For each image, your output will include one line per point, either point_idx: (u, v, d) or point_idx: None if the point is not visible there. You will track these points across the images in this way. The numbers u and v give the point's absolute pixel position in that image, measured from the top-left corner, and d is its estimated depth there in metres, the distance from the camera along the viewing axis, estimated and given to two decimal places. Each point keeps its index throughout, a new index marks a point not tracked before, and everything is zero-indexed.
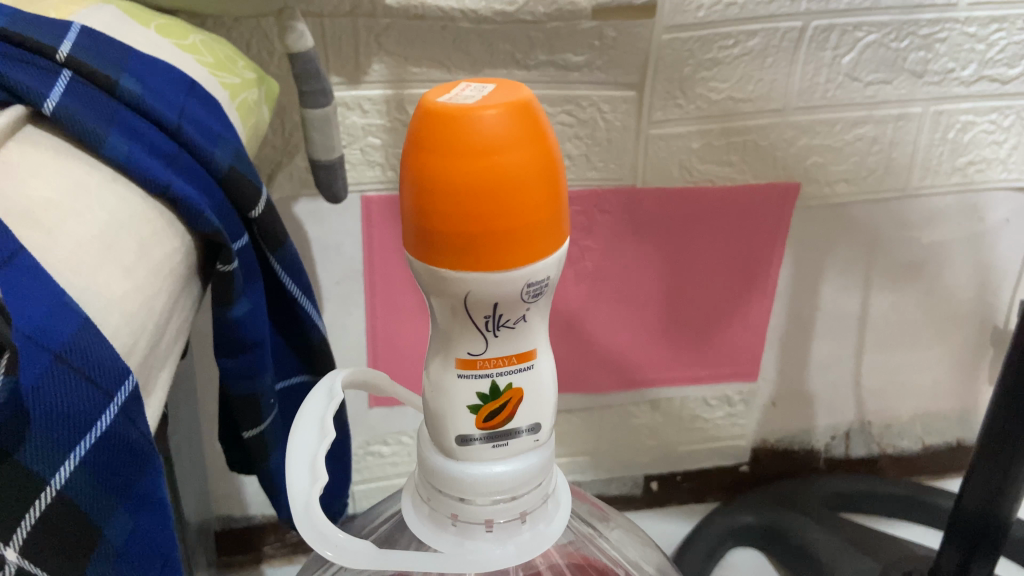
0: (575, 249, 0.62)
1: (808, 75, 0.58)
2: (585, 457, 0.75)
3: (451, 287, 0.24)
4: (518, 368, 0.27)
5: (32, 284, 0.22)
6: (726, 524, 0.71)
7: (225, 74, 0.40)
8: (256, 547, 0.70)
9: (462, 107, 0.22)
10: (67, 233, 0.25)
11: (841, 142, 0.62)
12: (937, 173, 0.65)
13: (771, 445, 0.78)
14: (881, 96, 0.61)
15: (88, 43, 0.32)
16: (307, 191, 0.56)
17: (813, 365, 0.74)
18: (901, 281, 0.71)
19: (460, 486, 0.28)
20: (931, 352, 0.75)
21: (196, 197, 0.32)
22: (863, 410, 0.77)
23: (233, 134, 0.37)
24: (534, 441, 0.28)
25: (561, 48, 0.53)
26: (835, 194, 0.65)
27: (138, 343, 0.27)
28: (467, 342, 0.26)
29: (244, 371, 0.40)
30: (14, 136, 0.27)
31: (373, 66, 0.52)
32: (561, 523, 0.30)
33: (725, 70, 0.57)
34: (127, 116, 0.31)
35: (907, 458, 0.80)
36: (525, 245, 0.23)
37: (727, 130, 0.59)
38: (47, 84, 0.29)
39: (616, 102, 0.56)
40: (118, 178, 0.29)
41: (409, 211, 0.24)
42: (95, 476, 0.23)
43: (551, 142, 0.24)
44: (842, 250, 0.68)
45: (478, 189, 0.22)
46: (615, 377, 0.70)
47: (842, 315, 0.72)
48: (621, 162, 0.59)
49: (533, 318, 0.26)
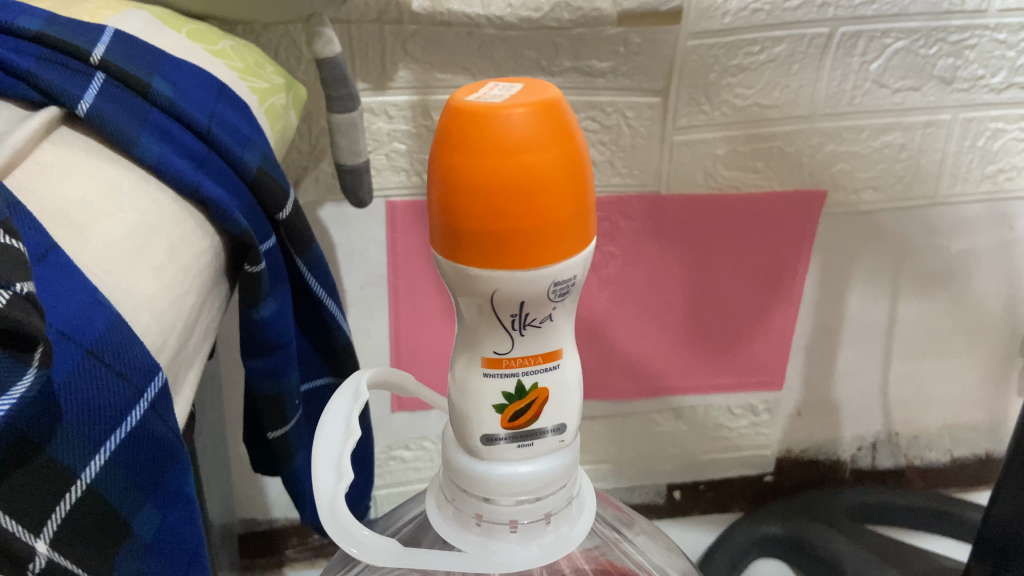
0: (599, 255, 0.62)
1: (835, 81, 0.58)
2: (608, 465, 0.74)
3: (477, 285, 0.24)
4: (543, 368, 0.27)
5: (66, 280, 0.22)
6: (749, 535, 0.71)
7: (254, 78, 0.41)
8: (279, 550, 0.70)
9: (489, 106, 0.22)
10: (99, 233, 0.25)
11: (869, 149, 0.62)
12: (966, 181, 0.65)
13: (796, 456, 0.77)
14: (910, 103, 0.60)
15: (122, 46, 0.32)
16: (332, 196, 0.57)
17: (839, 374, 0.73)
18: (929, 289, 0.70)
19: (485, 486, 0.28)
20: (959, 362, 0.74)
21: (225, 199, 0.32)
22: (891, 420, 0.76)
23: (261, 137, 0.38)
24: (559, 442, 0.28)
25: (586, 54, 0.53)
26: (862, 202, 0.64)
27: (167, 341, 0.27)
28: (492, 341, 0.26)
29: (270, 372, 0.40)
30: (48, 136, 0.27)
31: (399, 73, 0.52)
32: (585, 526, 0.30)
33: (750, 76, 0.56)
34: (159, 118, 0.31)
35: (935, 470, 0.79)
36: (550, 244, 0.23)
37: (753, 136, 0.59)
38: (81, 86, 0.29)
39: (641, 108, 0.56)
40: (149, 178, 0.29)
41: (435, 209, 0.24)
42: (125, 471, 0.23)
43: (578, 142, 0.24)
44: (869, 258, 0.67)
45: (504, 188, 0.22)
46: (638, 384, 0.69)
47: (869, 324, 0.71)
48: (645, 168, 0.59)
49: (559, 318, 0.26)
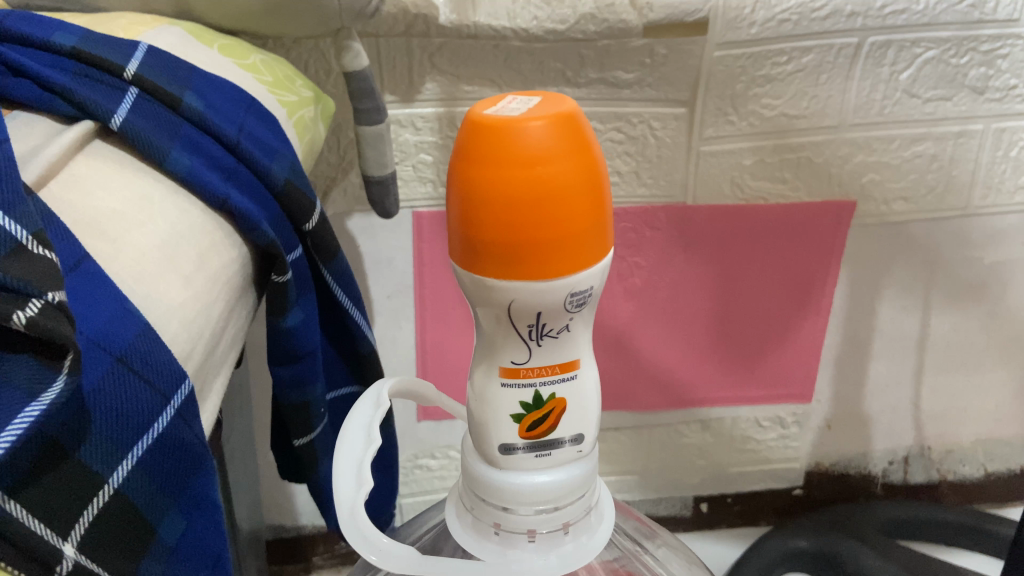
0: (624, 265, 0.62)
1: (865, 91, 0.57)
2: (634, 477, 0.74)
3: (495, 295, 0.25)
4: (561, 378, 0.27)
5: (97, 290, 0.23)
6: (778, 548, 0.70)
7: (284, 92, 0.42)
8: (306, 557, 0.71)
9: (508, 119, 0.23)
10: (130, 243, 0.26)
11: (899, 159, 0.61)
12: (1000, 191, 0.64)
13: (826, 469, 0.76)
14: (941, 112, 0.59)
15: (154, 62, 0.33)
16: (360, 207, 0.57)
17: (869, 386, 0.72)
18: (961, 301, 0.69)
19: (504, 494, 0.28)
20: (993, 376, 0.73)
21: (253, 210, 0.33)
22: (923, 434, 0.75)
23: (290, 149, 0.38)
24: (578, 452, 0.28)
25: (612, 65, 0.53)
26: (893, 213, 0.64)
27: (195, 349, 0.28)
28: (510, 351, 0.26)
29: (296, 379, 0.41)
30: (83, 150, 0.28)
31: (426, 85, 0.53)
32: (604, 536, 0.30)
33: (778, 86, 0.56)
34: (190, 131, 0.32)
35: (970, 485, 0.77)
36: (568, 254, 0.24)
37: (781, 146, 0.59)
38: (115, 101, 0.30)
39: (667, 119, 0.56)
40: (180, 190, 0.30)
41: (454, 221, 0.24)
42: (152, 476, 0.24)
43: (596, 154, 0.24)
44: (900, 269, 0.67)
45: (521, 199, 0.23)
46: (664, 396, 0.69)
47: (900, 337, 0.70)
48: (671, 179, 0.59)
49: (577, 328, 0.27)
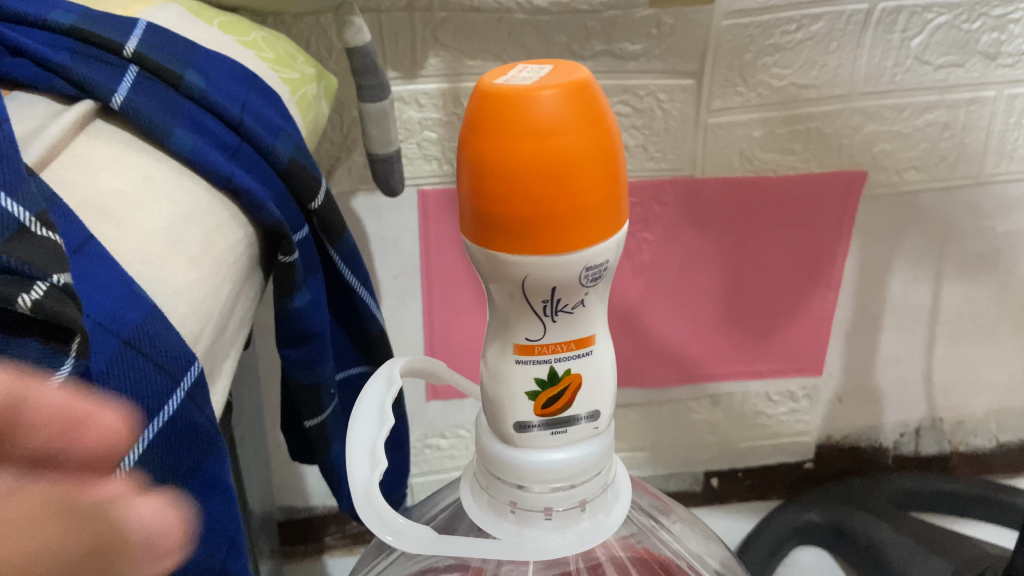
0: (633, 241, 0.61)
1: (875, 59, 0.56)
2: (644, 453, 0.74)
3: (509, 272, 0.24)
4: (576, 354, 0.27)
5: (102, 272, 0.23)
6: (790, 522, 0.70)
7: (285, 69, 0.41)
8: (318, 537, 0.71)
9: (520, 89, 0.22)
10: (135, 224, 0.25)
11: (910, 128, 0.60)
12: (1011, 159, 0.63)
13: (837, 443, 0.75)
14: (953, 80, 0.58)
15: (155, 39, 0.33)
16: (365, 186, 0.57)
17: (880, 359, 0.71)
18: (972, 271, 0.68)
19: (521, 472, 0.28)
20: (1004, 346, 0.72)
21: (257, 189, 0.32)
22: (934, 406, 0.74)
23: (293, 127, 0.38)
24: (593, 429, 0.28)
25: (618, 37, 0.53)
26: (904, 182, 0.63)
27: (204, 331, 0.28)
28: (524, 328, 0.26)
29: (305, 361, 0.40)
30: (83, 130, 0.28)
31: (430, 60, 0.52)
32: (621, 513, 0.30)
33: (787, 56, 0.55)
34: (192, 110, 0.32)
35: (982, 456, 0.77)
36: (582, 228, 0.23)
37: (790, 117, 0.58)
38: (115, 79, 0.30)
39: (674, 91, 0.55)
40: (184, 170, 0.30)
41: (465, 196, 0.24)
42: (164, 461, 0.24)
43: (609, 123, 0.23)
44: (911, 240, 0.66)
45: (533, 171, 0.22)
46: (674, 372, 0.69)
47: (911, 308, 0.69)
48: (679, 152, 0.58)
49: (591, 303, 0.26)
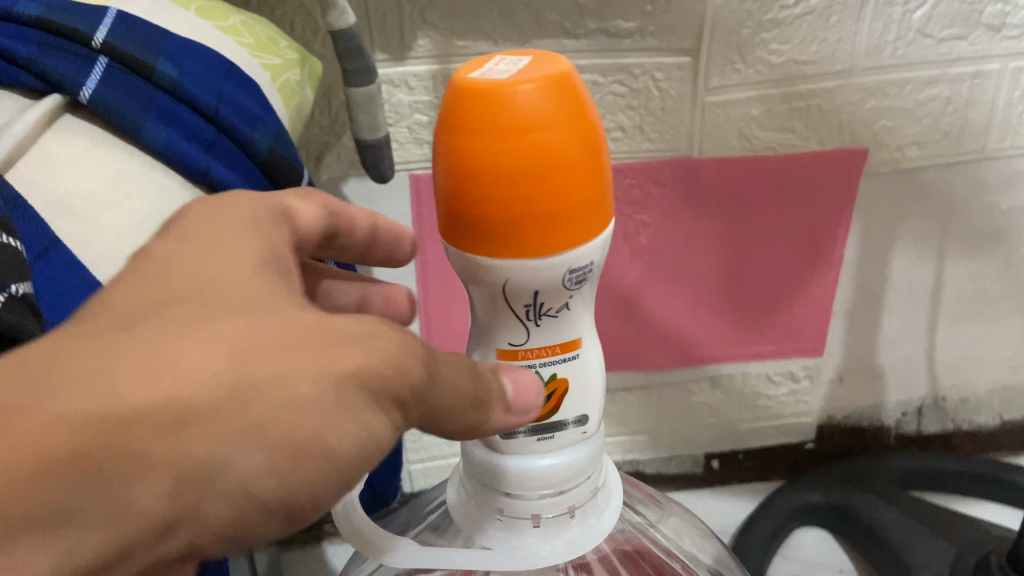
0: (630, 224, 0.60)
1: (877, 33, 0.55)
2: (644, 436, 0.73)
3: (490, 275, 0.24)
4: (562, 358, 0.26)
5: (69, 278, 0.24)
6: (792, 503, 0.69)
7: (266, 54, 0.39)
8: (317, 524, 0.71)
9: (497, 83, 0.21)
10: (105, 224, 0.26)
11: (913, 103, 0.58)
12: (1017, 134, 0.61)
13: (838, 423, 0.75)
14: (956, 53, 0.57)
15: (125, 28, 0.31)
16: (355, 172, 0.56)
17: (882, 338, 0.70)
18: (976, 248, 0.67)
19: (504, 480, 0.27)
20: (1008, 323, 0.71)
21: (235, 182, 0.32)
22: (937, 384, 0.74)
23: (273, 117, 0.36)
24: (581, 433, 0.27)
25: (612, 14, 0.51)
26: (906, 159, 0.61)
27: None
28: (508, 333, 0.26)
29: None
30: (52, 125, 0.27)
31: (418, 42, 0.51)
32: (613, 517, 0.29)
33: (786, 31, 0.53)
34: (165, 101, 0.31)
35: (984, 434, 0.76)
36: (567, 227, 0.22)
37: (790, 95, 0.56)
38: (84, 71, 0.29)
39: (670, 69, 0.54)
40: (157, 166, 0.29)
41: (445, 195, 0.23)
42: None
43: (593, 116, 0.22)
44: (914, 218, 0.65)
45: (517, 170, 0.21)
46: (673, 355, 0.68)
47: (913, 286, 0.68)
48: (676, 133, 0.57)
49: (576, 306, 0.26)
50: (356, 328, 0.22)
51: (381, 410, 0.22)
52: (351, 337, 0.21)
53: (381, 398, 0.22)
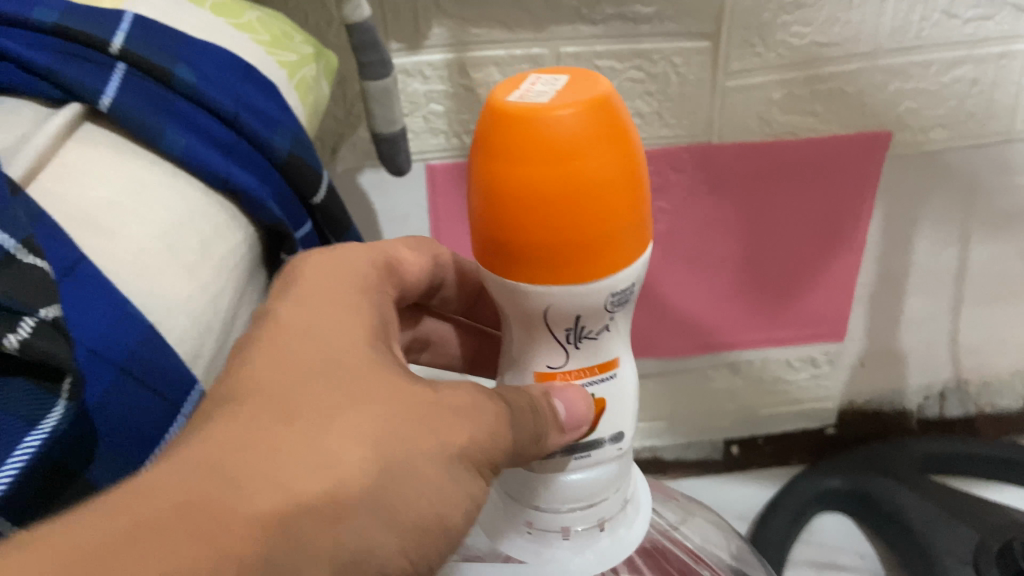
0: None
1: (901, 13, 0.53)
2: (662, 422, 0.74)
3: (533, 297, 0.25)
4: (600, 378, 0.28)
5: (97, 296, 0.24)
6: (813, 488, 0.69)
7: (282, 51, 0.39)
8: None
9: (538, 107, 0.22)
10: (128, 236, 0.25)
11: (938, 85, 0.57)
12: None
13: (858, 407, 0.74)
14: (982, 33, 0.55)
15: (143, 32, 0.31)
16: (371, 162, 0.55)
17: (904, 322, 0.70)
18: (1000, 231, 0.66)
19: (538, 496, 0.29)
20: None
21: (257, 187, 0.32)
22: (960, 367, 0.73)
23: (291, 117, 0.36)
24: (615, 450, 0.29)
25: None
26: (930, 141, 0.60)
27: (205, 345, 0.28)
28: (549, 356, 0.28)
29: None
30: (72, 136, 0.27)
31: (433, 30, 0.50)
32: (641, 528, 0.31)
33: (808, 13, 0.52)
34: (183, 107, 0.30)
35: (1007, 417, 0.76)
36: (606, 243, 0.24)
37: (811, 77, 0.55)
38: (101, 79, 0.29)
39: (689, 54, 0.53)
40: (178, 174, 0.29)
41: (484, 214, 0.24)
42: None
43: (630, 135, 0.23)
44: (937, 201, 0.64)
45: (559, 193, 0.22)
46: (692, 341, 0.67)
47: (936, 270, 0.67)
48: (694, 118, 0.56)
49: (614, 329, 0.28)
50: (455, 401, 0.27)
51: (480, 474, 0.26)
52: (455, 412, 0.26)
53: (481, 464, 0.26)
